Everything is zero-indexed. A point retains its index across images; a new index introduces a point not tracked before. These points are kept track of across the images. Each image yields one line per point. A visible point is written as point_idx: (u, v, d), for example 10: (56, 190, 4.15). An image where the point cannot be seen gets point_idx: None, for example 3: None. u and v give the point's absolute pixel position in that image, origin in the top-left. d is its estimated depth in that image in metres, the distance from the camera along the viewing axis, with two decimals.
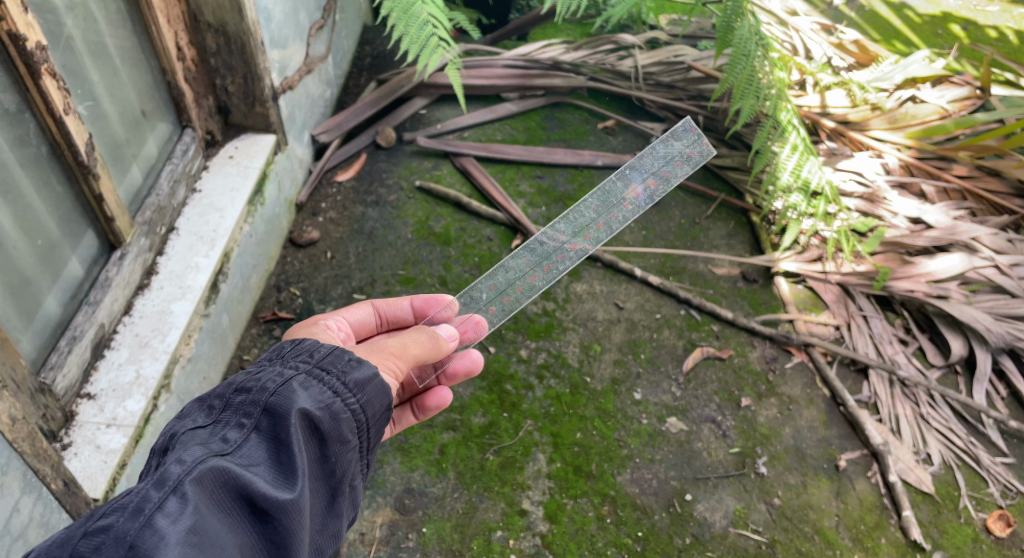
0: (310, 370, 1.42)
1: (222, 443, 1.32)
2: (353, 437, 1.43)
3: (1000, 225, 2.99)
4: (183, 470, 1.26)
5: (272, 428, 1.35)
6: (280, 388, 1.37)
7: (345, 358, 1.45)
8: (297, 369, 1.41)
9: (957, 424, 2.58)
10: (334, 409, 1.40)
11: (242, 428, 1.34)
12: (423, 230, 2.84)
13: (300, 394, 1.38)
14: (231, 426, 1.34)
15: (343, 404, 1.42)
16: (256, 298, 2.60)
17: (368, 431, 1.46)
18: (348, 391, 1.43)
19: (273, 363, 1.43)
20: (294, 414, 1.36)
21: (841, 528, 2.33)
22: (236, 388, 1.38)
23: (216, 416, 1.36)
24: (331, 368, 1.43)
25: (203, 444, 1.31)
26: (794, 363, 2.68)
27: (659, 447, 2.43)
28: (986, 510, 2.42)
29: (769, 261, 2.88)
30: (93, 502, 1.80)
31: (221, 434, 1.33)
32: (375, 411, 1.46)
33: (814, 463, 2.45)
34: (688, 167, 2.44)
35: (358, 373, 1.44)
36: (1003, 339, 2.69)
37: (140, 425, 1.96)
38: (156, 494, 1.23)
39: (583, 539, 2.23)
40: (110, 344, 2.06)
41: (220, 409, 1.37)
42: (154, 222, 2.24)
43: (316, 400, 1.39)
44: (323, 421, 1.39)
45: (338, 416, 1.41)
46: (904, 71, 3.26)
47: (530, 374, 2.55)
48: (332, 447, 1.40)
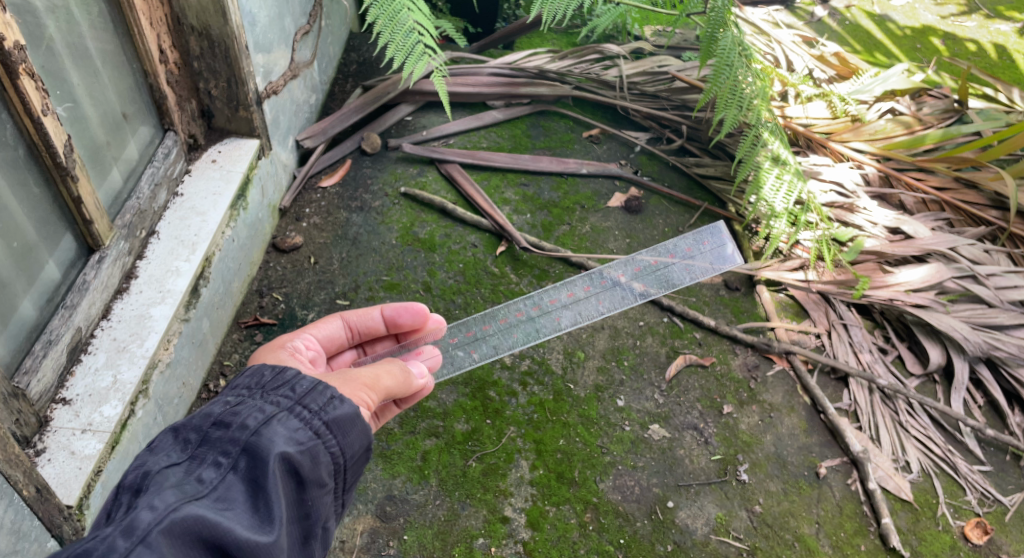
0: (289, 408, 1.41)
1: (198, 485, 1.31)
2: (329, 478, 1.43)
3: (977, 235, 3.03)
4: (154, 518, 1.25)
5: (249, 470, 1.34)
6: (259, 429, 1.37)
7: (326, 396, 1.45)
8: (276, 407, 1.41)
9: (935, 432, 2.61)
10: (312, 451, 1.40)
11: (219, 468, 1.33)
12: (407, 236, 2.84)
13: (278, 437, 1.37)
14: (208, 464, 1.33)
15: (322, 446, 1.42)
16: (238, 303, 2.59)
17: (344, 470, 1.46)
18: (326, 431, 1.43)
19: (252, 398, 1.42)
20: (273, 456, 1.35)
21: (821, 535, 2.34)
22: (214, 421, 1.37)
23: (192, 452, 1.35)
24: (312, 406, 1.43)
25: (177, 486, 1.30)
26: (775, 370, 2.70)
27: (642, 454, 2.44)
28: (963, 518, 2.45)
29: (751, 269, 2.90)
30: (67, 508, 1.78)
31: (196, 475, 1.32)
32: (353, 452, 1.47)
33: (794, 470, 2.47)
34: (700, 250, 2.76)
35: (336, 413, 1.45)
36: (980, 348, 2.73)
37: (116, 431, 1.94)
38: (124, 543, 1.22)
39: (565, 546, 2.23)
40: (87, 348, 2.04)
41: (196, 446, 1.35)
42: (134, 225, 2.23)
43: (294, 442, 1.38)
44: (302, 462, 1.38)
45: (316, 457, 1.40)
46: (884, 84, 3.31)
47: (514, 380, 2.55)
48: (308, 490, 1.39)
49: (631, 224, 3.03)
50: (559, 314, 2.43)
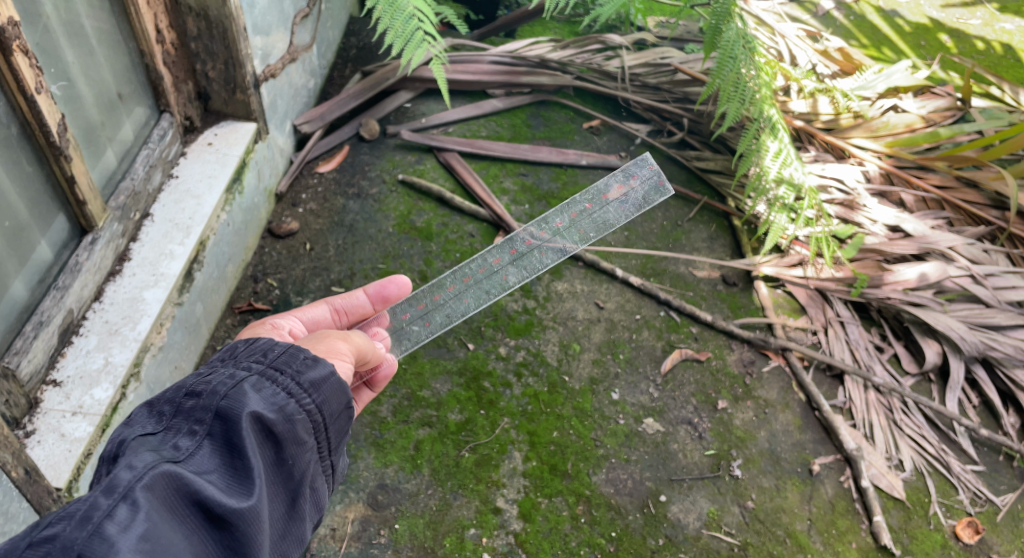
0: (263, 372, 1.40)
1: (174, 450, 1.29)
2: (308, 439, 1.42)
3: (976, 235, 3.02)
4: (134, 477, 1.23)
5: (225, 432, 1.32)
6: (233, 391, 1.35)
7: (299, 358, 1.44)
8: (250, 371, 1.39)
9: (929, 431, 2.61)
10: (288, 411, 1.39)
11: (195, 433, 1.31)
12: (405, 224, 2.82)
13: (252, 397, 1.35)
14: (183, 432, 1.31)
15: (298, 406, 1.40)
16: (232, 288, 2.56)
17: (326, 430, 1.45)
18: (302, 392, 1.41)
19: (225, 366, 1.41)
20: (248, 416, 1.33)
21: (813, 532, 2.34)
22: (187, 391, 1.35)
23: (167, 422, 1.33)
24: (285, 369, 1.41)
25: (154, 451, 1.28)
26: (770, 366, 2.69)
27: (636, 448, 2.43)
28: (955, 517, 2.45)
29: (750, 265, 2.89)
30: (56, 491, 1.77)
31: (172, 440, 1.30)
32: (331, 413, 1.46)
33: (788, 466, 2.46)
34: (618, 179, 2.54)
35: (311, 374, 1.43)
36: (977, 348, 2.72)
37: (106, 414, 1.93)
38: (105, 501, 1.20)
39: (557, 538, 2.22)
40: (78, 331, 2.02)
41: (171, 415, 1.34)
42: (127, 207, 2.20)
43: (270, 403, 1.37)
44: (279, 423, 1.37)
45: (291, 418, 1.39)
46: (887, 80, 3.28)
47: (509, 371, 2.54)
48: (288, 449, 1.38)
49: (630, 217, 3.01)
50: (506, 272, 2.37)
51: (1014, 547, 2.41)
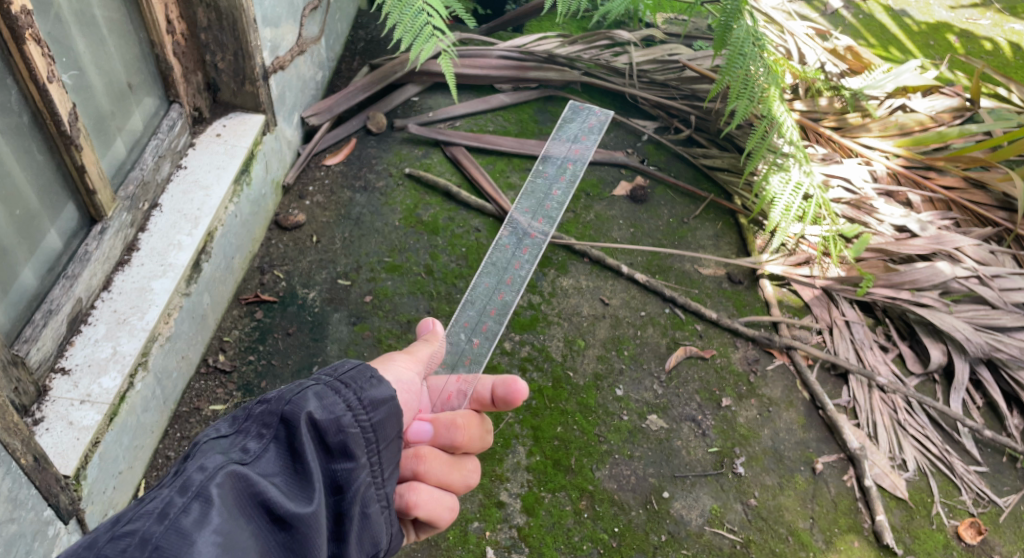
0: (330, 383, 1.39)
1: (242, 452, 1.30)
2: (365, 455, 1.39)
3: (983, 236, 3.01)
4: (205, 476, 1.25)
5: (290, 439, 1.33)
6: (299, 399, 1.35)
7: (366, 374, 1.42)
8: (315, 380, 1.39)
9: (933, 432, 2.61)
10: (346, 425, 1.37)
11: (261, 438, 1.33)
12: (411, 218, 2.82)
13: (316, 407, 1.35)
14: (251, 435, 1.33)
15: (355, 421, 1.38)
16: (238, 279, 2.57)
17: (381, 451, 1.41)
18: (362, 407, 1.39)
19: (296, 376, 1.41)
20: (310, 424, 1.34)
21: (815, 530, 2.34)
22: (258, 397, 1.37)
23: (238, 424, 1.35)
24: (350, 382, 1.40)
25: (224, 453, 1.30)
26: (775, 365, 2.69)
27: (639, 444, 2.43)
28: (957, 517, 2.45)
29: (754, 263, 2.90)
30: (64, 478, 1.78)
31: (241, 442, 1.32)
32: (386, 434, 1.42)
33: (791, 464, 2.46)
34: (569, 182, 2.79)
35: (374, 391, 1.41)
36: (982, 349, 2.72)
37: (114, 403, 1.94)
38: (180, 499, 1.22)
39: (560, 533, 2.23)
40: (87, 319, 2.03)
41: (242, 418, 1.35)
42: (136, 197, 2.21)
43: (330, 414, 1.36)
44: (338, 434, 1.36)
45: (347, 431, 1.37)
46: (896, 80, 3.24)
47: (513, 366, 2.54)
48: (343, 464, 1.36)
49: (636, 214, 3.02)
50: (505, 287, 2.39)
51: (1016, 548, 2.41)
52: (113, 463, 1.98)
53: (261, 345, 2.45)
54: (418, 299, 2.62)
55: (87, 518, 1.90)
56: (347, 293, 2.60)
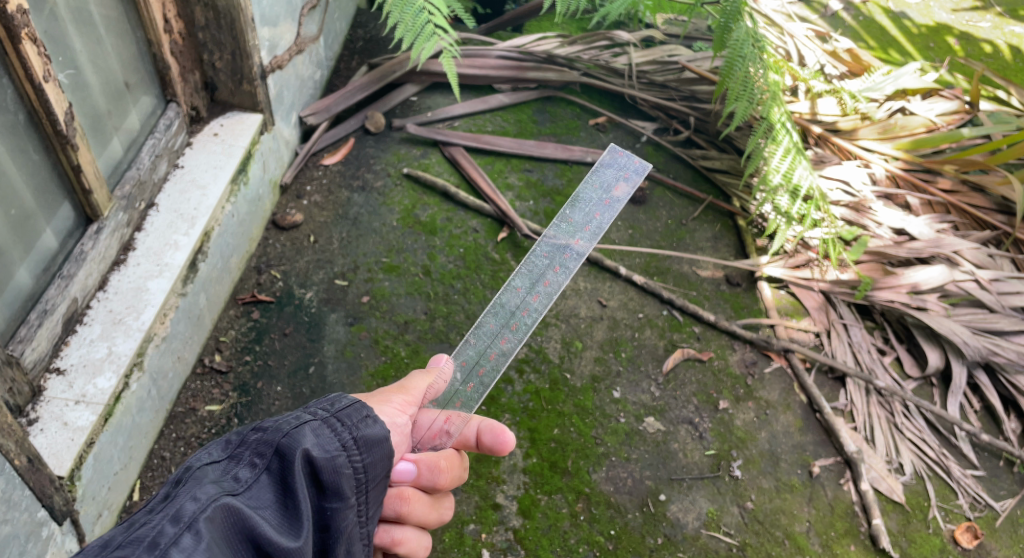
0: (326, 418, 1.39)
1: (234, 482, 1.30)
2: (354, 495, 1.39)
3: (981, 240, 3.01)
4: (198, 507, 1.23)
5: (283, 472, 1.32)
6: (294, 433, 1.35)
7: (362, 413, 1.42)
8: (312, 415, 1.39)
9: (930, 435, 2.60)
10: (339, 463, 1.37)
11: (254, 468, 1.32)
12: (409, 218, 2.81)
13: (312, 442, 1.35)
14: (244, 465, 1.32)
15: (348, 460, 1.38)
16: (235, 279, 2.56)
17: (369, 492, 1.42)
18: (356, 446, 1.39)
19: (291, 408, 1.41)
20: (305, 459, 1.33)
21: (812, 534, 2.34)
22: (254, 425, 1.36)
23: (231, 451, 1.34)
24: (346, 420, 1.40)
25: (216, 482, 1.29)
26: (773, 368, 2.69)
27: (636, 446, 2.43)
28: (954, 521, 2.44)
29: (752, 265, 2.89)
30: (59, 479, 1.77)
31: (233, 472, 1.31)
32: (376, 475, 1.42)
33: (788, 468, 2.46)
34: (627, 188, 2.37)
35: (369, 431, 1.41)
36: (979, 353, 2.72)
37: (109, 404, 1.94)
38: (171, 528, 1.20)
39: (556, 535, 2.22)
40: (82, 320, 2.02)
41: (236, 444, 1.35)
42: (133, 197, 2.20)
43: (325, 450, 1.36)
44: (330, 471, 1.36)
45: (339, 470, 1.37)
46: (895, 82, 3.24)
47: (510, 367, 2.53)
48: (333, 503, 1.36)
49: (634, 216, 3.01)
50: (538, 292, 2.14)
51: (1013, 552, 2.41)
52: (107, 463, 1.97)
53: (257, 345, 2.44)
54: (416, 300, 2.61)
55: (81, 519, 1.90)
56: (344, 293, 2.59)
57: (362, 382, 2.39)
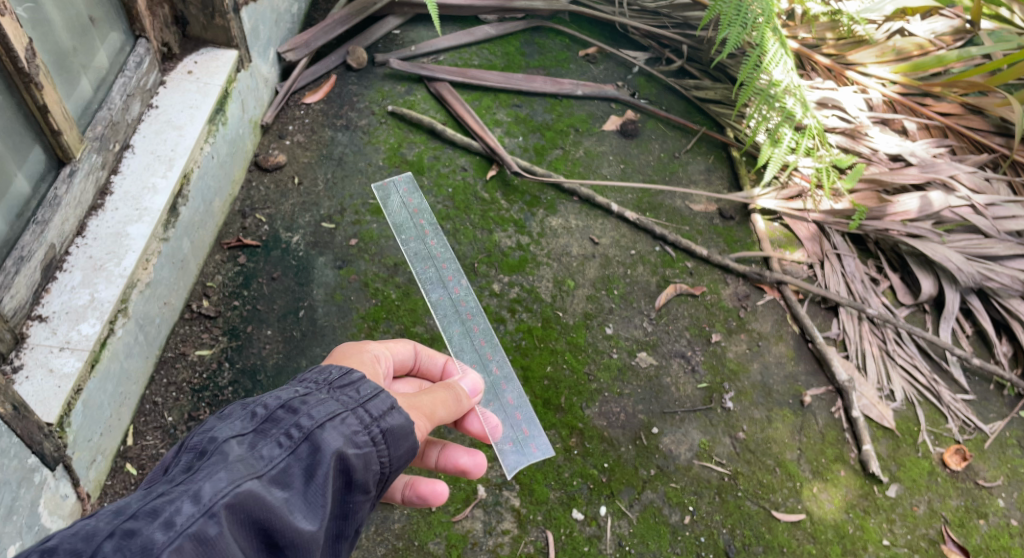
0: (353, 409, 1.41)
1: (258, 463, 1.31)
2: (372, 485, 1.42)
3: (978, 163, 2.97)
4: (219, 490, 1.25)
5: (306, 460, 1.34)
6: (322, 422, 1.37)
7: (387, 404, 1.44)
8: (341, 405, 1.41)
9: (921, 362, 2.63)
10: (360, 455, 1.39)
11: (278, 449, 1.33)
12: (395, 158, 2.76)
13: (336, 434, 1.37)
14: (268, 445, 1.34)
15: (372, 454, 1.40)
16: (220, 223, 2.52)
17: (385, 481, 1.45)
18: (381, 440, 1.41)
19: (319, 391, 1.42)
20: (328, 452, 1.35)
21: (802, 461, 2.38)
22: (283, 405, 1.38)
23: (258, 427, 1.35)
24: (372, 410, 1.42)
25: (241, 461, 1.30)
26: (766, 300, 2.69)
27: (629, 381, 2.44)
28: (943, 445, 2.48)
29: (746, 198, 2.86)
30: (47, 427, 1.81)
31: (258, 451, 1.32)
32: (396, 466, 1.45)
33: (780, 398, 2.48)
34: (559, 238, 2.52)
35: (394, 423, 1.43)
36: (973, 280, 2.72)
37: (95, 350, 1.95)
38: (190, 509, 1.23)
39: (550, 469, 2.26)
40: (62, 266, 2.01)
41: (263, 421, 1.36)
42: (106, 138, 2.15)
43: (350, 442, 1.38)
44: (349, 465, 1.37)
45: (360, 463, 1.39)
46: (895, 2, 3.14)
47: (502, 307, 2.51)
48: (350, 494, 1.39)
49: (626, 150, 2.96)
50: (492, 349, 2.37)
51: (1000, 473, 2.46)
52: (98, 410, 1.99)
53: (245, 289, 2.42)
54: None
55: (74, 464, 1.93)
56: (332, 237, 2.56)
57: (353, 325, 2.39)
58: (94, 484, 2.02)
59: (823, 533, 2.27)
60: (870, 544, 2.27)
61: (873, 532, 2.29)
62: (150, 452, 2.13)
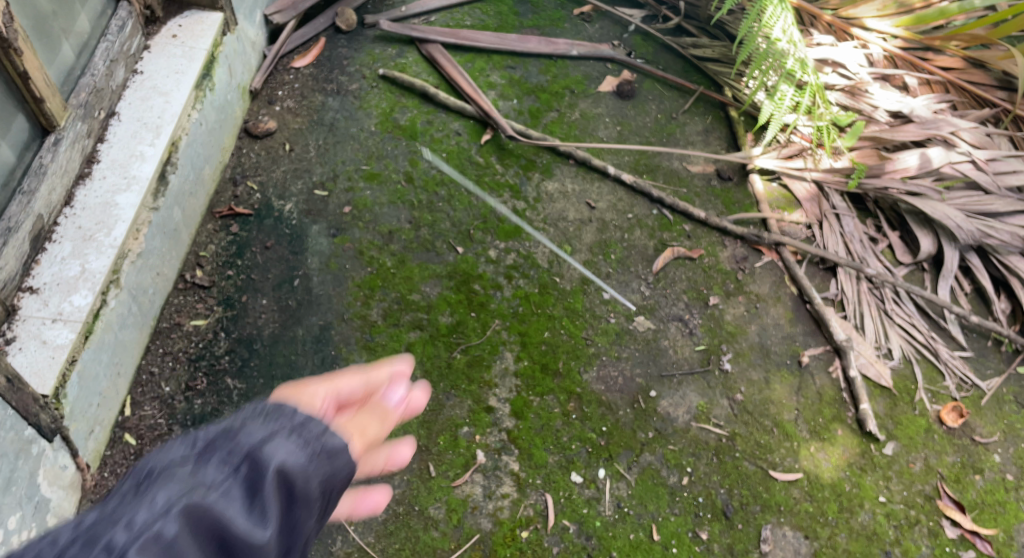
0: (312, 429, 1.09)
1: (204, 487, 1.03)
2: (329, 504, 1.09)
3: (979, 118, 2.94)
4: (169, 499, 1.01)
5: (255, 485, 1.04)
6: (270, 438, 1.06)
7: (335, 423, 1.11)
8: (297, 418, 1.10)
9: (919, 320, 2.62)
10: (326, 472, 1.08)
11: (222, 474, 1.04)
12: (387, 123, 2.72)
13: (295, 449, 1.07)
14: (210, 468, 1.04)
15: (342, 469, 1.09)
16: (211, 192, 2.49)
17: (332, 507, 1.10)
18: (342, 460, 1.09)
19: (261, 417, 1.09)
20: (285, 471, 1.05)
21: (800, 421, 2.38)
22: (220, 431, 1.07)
23: (197, 455, 1.05)
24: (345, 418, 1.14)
25: (182, 487, 1.02)
26: (764, 262, 2.67)
27: (626, 345, 2.43)
28: (940, 402, 2.49)
29: (745, 158, 2.83)
30: (43, 398, 1.80)
31: (204, 475, 1.04)
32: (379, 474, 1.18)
33: (777, 359, 2.48)
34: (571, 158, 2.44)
35: (370, 435, 1.14)
36: (973, 237, 2.68)
37: (88, 321, 1.94)
38: (140, 521, 1.00)
39: (549, 434, 2.25)
40: (51, 237, 1.99)
41: (199, 448, 1.06)
42: (90, 105, 2.12)
43: (308, 464, 1.07)
44: (313, 484, 1.06)
45: (330, 483, 1.08)
46: None
47: (499, 274, 2.49)
48: (309, 520, 1.07)
49: (623, 111, 2.91)
50: None
51: (997, 429, 2.47)
52: (94, 381, 1.99)
53: (239, 259, 2.40)
54: (399, 209, 2.55)
55: (72, 435, 1.93)
56: (325, 204, 2.53)
57: (349, 293, 2.37)
58: (93, 454, 2.02)
59: (820, 491, 2.28)
60: (867, 501, 2.28)
61: (870, 489, 2.31)
62: (148, 422, 2.12)
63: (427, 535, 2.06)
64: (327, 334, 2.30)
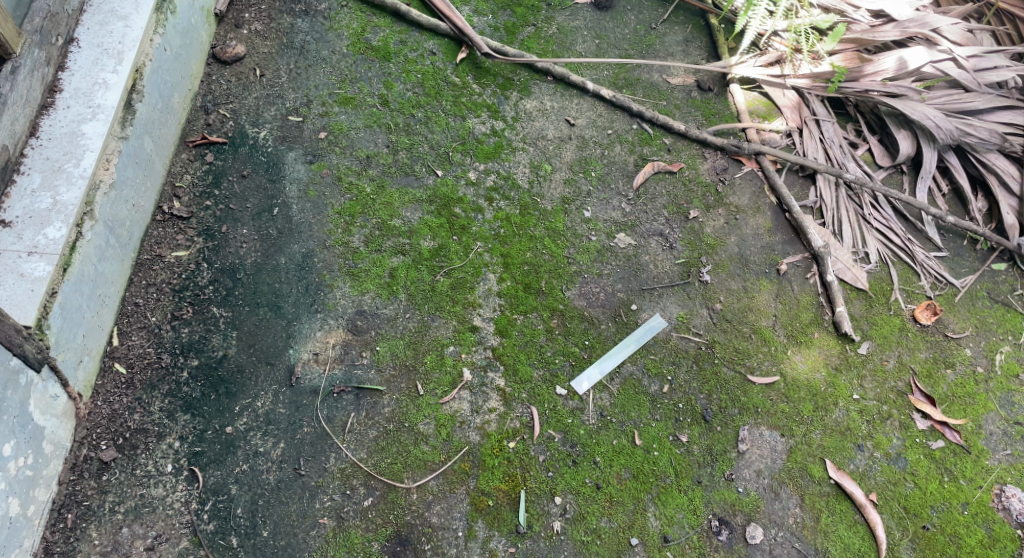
0: None
1: None
2: None
3: (962, 14, 2.89)
4: None
5: None
6: None
7: None
8: None
9: (896, 223, 2.66)
10: None
11: None
12: (359, 44, 2.66)
13: None
14: None
15: None
16: (183, 121, 2.44)
17: None
18: None
19: None
20: None
21: (778, 327, 2.44)
22: None
23: None
24: None
25: None
26: (744, 172, 2.68)
27: (608, 262, 2.46)
28: (915, 302, 2.55)
29: (724, 67, 2.81)
30: (26, 329, 1.87)
31: None
32: None
33: (756, 268, 2.52)
34: None
35: None
36: (951, 137, 2.69)
37: (65, 253, 1.97)
38: None
39: (533, 349, 2.30)
40: (19, 169, 2.00)
41: None
42: (46, 31, 2.08)
43: None
44: None
45: None
46: None
47: (479, 196, 2.49)
48: None
49: (600, 24, 2.88)
50: None
51: (968, 324, 2.53)
52: (79, 311, 2.02)
53: (216, 189, 2.38)
54: (376, 133, 2.52)
55: (61, 366, 1.98)
56: (300, 130, 2.49)
57: (329, 221, 2.37)
58: (85, 384, 2.06)
59: (796, 392, 2.35)
60: (841, 399, 2.36)
61: (844, 388, 2.38)
62: (136, 351, 2.15)
63: (418, 449, 2.14)
64: (310, 262, 2.31)
